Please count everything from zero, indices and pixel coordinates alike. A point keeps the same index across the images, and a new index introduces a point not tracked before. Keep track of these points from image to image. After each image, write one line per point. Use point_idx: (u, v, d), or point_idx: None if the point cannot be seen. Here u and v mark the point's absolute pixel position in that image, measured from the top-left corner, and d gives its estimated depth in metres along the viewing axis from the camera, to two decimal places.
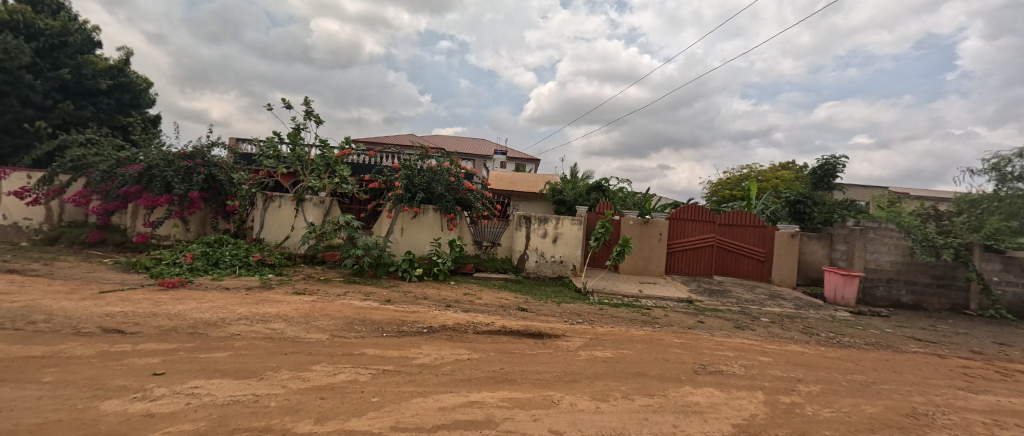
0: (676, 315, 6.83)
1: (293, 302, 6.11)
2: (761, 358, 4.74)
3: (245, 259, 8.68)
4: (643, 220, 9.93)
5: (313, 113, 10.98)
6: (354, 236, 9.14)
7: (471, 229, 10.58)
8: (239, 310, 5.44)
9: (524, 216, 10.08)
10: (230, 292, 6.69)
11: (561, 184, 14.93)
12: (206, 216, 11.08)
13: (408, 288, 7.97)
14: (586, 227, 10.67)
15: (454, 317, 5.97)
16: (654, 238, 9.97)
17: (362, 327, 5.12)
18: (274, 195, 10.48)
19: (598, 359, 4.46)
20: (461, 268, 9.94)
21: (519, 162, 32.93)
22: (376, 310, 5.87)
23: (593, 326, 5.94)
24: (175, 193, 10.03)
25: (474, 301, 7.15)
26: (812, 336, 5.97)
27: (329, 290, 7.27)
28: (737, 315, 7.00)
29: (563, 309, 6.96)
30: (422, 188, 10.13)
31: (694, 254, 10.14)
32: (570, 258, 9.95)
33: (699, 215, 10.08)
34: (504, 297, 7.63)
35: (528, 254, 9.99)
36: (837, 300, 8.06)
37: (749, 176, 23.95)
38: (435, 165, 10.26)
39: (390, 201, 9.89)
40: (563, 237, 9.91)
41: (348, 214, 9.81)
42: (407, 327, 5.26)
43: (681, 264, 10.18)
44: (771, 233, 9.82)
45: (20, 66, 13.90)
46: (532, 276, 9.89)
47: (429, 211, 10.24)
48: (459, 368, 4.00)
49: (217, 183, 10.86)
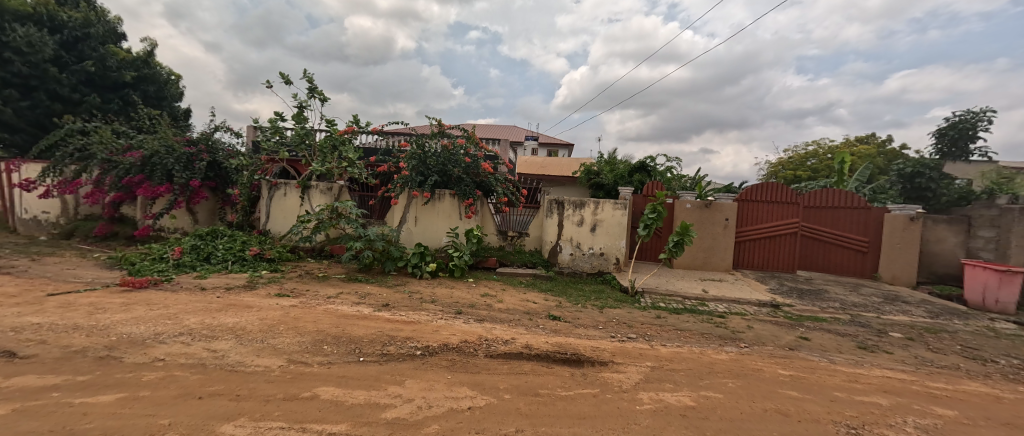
0: (765, 328, 5.13)
1: (266, 308, 4.87)
2: (940, 411, 3.08)
3: (240, 254, 7.66)
4: (704, 203, 8.07)
5: (319, 91, 9.85)
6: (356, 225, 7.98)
7: (495, 217, 9.23)
8: (188, 321, 4.22)
9: (556, 200, 8.40)
10: (203, 293, 5.58)
11: (597, 165, 13.06)
12: (214, 207, 10.31)
13: (416, 288, 6.60)
14: (632, 213, 8.88)
15: (463, 330, 4.50)
16: (718, 226, 8.10)
17: (333, 348, 3.75)
18: (279, 182, 9.53)
19: (672, 411, 2.87)
20: (482, 263, 8.57)
21: (552, 148, 30.99)
22: (363, 322, 4.51)
23: (652, 345, 4.33)
24: (176, 182, 9.23)
25: (493, 307, 5.66)
26: (989, 366, 4.12)
27: (320, 291, 6.03)
28: (852, 328, 5.31)
29: (608, 318, 5.34)
30: (436, 170, 8.86)
31: (771, 244, 8.20)
32: (612, 250, 8.29)
33: (778, 195, 8.09)
34: (532, 300, 6.13)
35: (561, 246, 8.40)
36: (987, 306, 6.07)
37: (818, 154, 21.09)
38: (450, 142, 8.90)
39: (397, 185, 8.69)
40: (603, 224, 8.25)
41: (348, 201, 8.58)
42: (394, 347, 3.88)
43: (753, 257, 8.27)
44: (879, 217, 7.72)
45: (46, 59, 13.60)
46: (566, 272, 8.34)
47: (446, 197, 9.00)
48: (451, 429, 2.54)
49: (222, 170, 10.05)
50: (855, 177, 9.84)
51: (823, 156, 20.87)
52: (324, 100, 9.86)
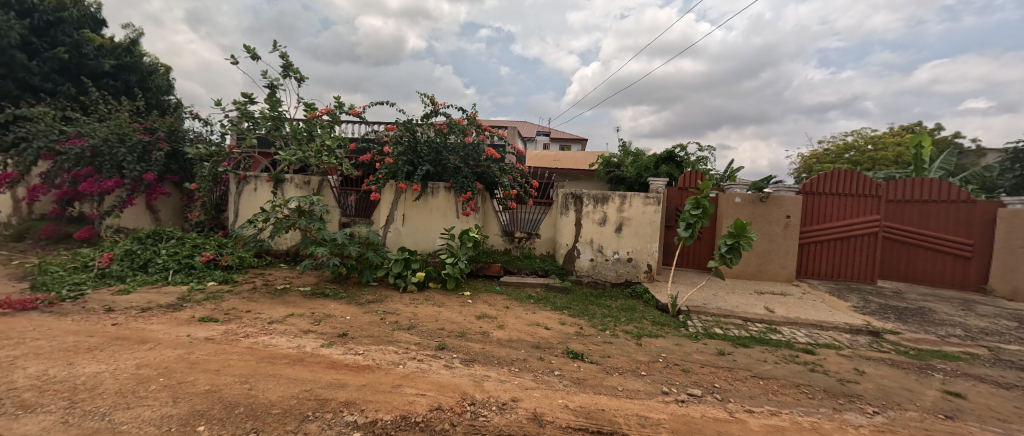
0: (888, 377, 3.53)
1: (164, 345, 3.39)
2: None
3: (187, 261, 6.25)
4: (757, 197, 6.53)
5: (294, 69, 8.52)
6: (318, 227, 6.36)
7: (500, 216, 7.74)
8: (19, 374, 2.76)
9: (572, 194, 6.87)
10: (100, 318, 4.10)
11: (617, 156, 11.46)
12: (178, 204, 9.01)
13: (393, 307, 5.11)
14: (666, 210, 7.28)
15: (441, 384, 2.99)
16: (777, 225, 6.53)
17: (214, 430, 2.25)
18: (248, 175, 8.22)
19: None
20: (484, 270, 7.21)
21: (565, 143, 29.14)
22: (289, 369, 3.01)
23: (738, 415, 2.76)
24: (127, 175, 7.90)
25: (490, 337, 4.16)
26: None
27: (265, 312, 4.55)
28: (1008, 372, 3.69)
29: (652, 358, 3.77)
30: (429, 159, 7.49)
31: (845, 247, 6.68)
32: (642, 255, 6.72)
33: (856, 187, 6.58)
34: (544, 326, 4.59)
35: (579, 250, 6.85)
36: None
37: (857, 146, 19.34)
38: (445, 125, 7.46)
39: (381, 176, 7.28)
40: (631, 223, 6.71)
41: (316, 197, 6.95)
42: (319, 424, 2.37)
43: (821, 264, 6.73)
44: (985, 212, 6.37)
45: (10, 44, 11.20)
46: (586, 282, 6.82)
47: (440, 191, 7.58)
48: None
49: (185, 162, 8.73)
50: (938, 165, 8.13)
51: (864, 148, 19.16)
52: (301, 80, 8.59)
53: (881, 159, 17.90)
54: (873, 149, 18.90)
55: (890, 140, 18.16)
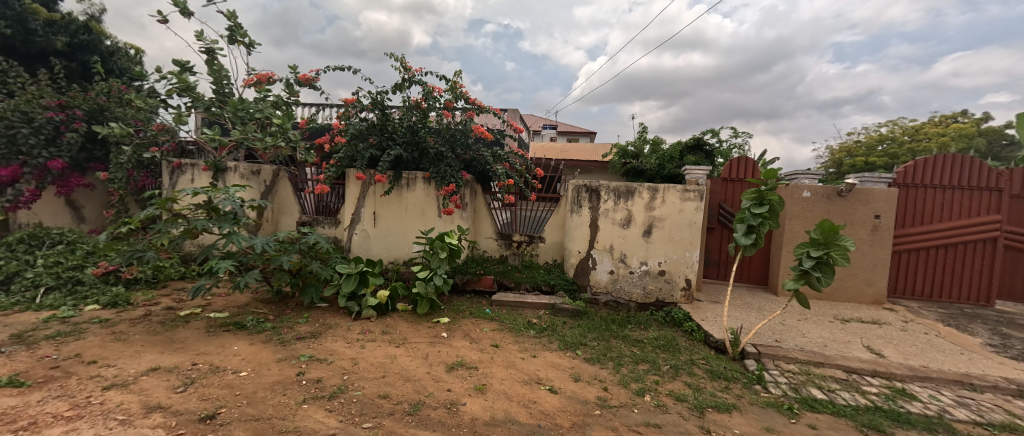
0: None
1: None
2: None
3: (70, 275, 4.65)
4: (835, 191, 4.85)
5: (242, 33, 6.91)
6: (234, 232, 4.22)
7: (493, 214, 6.12)
8: None
9: (587, 186, 5.22)
10: None
11: (635, 144, 9.75)
12: (99, 196, 7.57)
13: (328, 349, 3.50)
14: (708, 208, 5.62)
15: None
16: (860, 227, 4.88)
17: None
18: (183, 163, 6.64)
19: None
20: (473, 283, 5.65)
21: (572, 136, 27.27)
22: None
23: None
24: (30, 162, 6.39)
25: (459, 415, 2.54)
26: None
27: (118, 366, 2.92)
28: None
29: None
30: (403, 141, 5.86)
31: (951, 257, 5.00)
32: (680, 267, 5.06)
33: (971, 177, 4.89)
34: (549, 387, 2.96)
35: (596, 260, 5.21)
36: None
37: (893, 138, 17.42)
38: (422, 97, 5.79)
39: (338, 162, 5.65)
40: (665, 225, 5.04)
41: (236, 187, 4.69)
42: None
43: (918, 280, 5.07)
44: None
45: None
46: (604, 302, 5.20)
47: (418, 183, 5.95)
48: None
49: (103, 144, 7.20)
50: None
51: (900, 139, 17.27)
52: (251, 46, 6.99)
53: (922, 151, 16.02)
54: (911, 140, 17.00)
55: (932, 130, 16.22)
